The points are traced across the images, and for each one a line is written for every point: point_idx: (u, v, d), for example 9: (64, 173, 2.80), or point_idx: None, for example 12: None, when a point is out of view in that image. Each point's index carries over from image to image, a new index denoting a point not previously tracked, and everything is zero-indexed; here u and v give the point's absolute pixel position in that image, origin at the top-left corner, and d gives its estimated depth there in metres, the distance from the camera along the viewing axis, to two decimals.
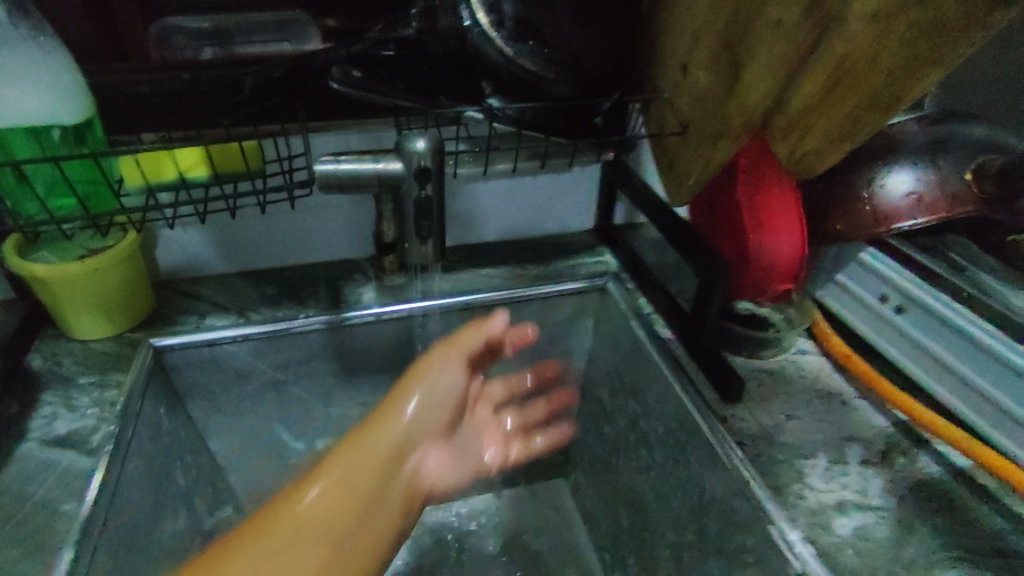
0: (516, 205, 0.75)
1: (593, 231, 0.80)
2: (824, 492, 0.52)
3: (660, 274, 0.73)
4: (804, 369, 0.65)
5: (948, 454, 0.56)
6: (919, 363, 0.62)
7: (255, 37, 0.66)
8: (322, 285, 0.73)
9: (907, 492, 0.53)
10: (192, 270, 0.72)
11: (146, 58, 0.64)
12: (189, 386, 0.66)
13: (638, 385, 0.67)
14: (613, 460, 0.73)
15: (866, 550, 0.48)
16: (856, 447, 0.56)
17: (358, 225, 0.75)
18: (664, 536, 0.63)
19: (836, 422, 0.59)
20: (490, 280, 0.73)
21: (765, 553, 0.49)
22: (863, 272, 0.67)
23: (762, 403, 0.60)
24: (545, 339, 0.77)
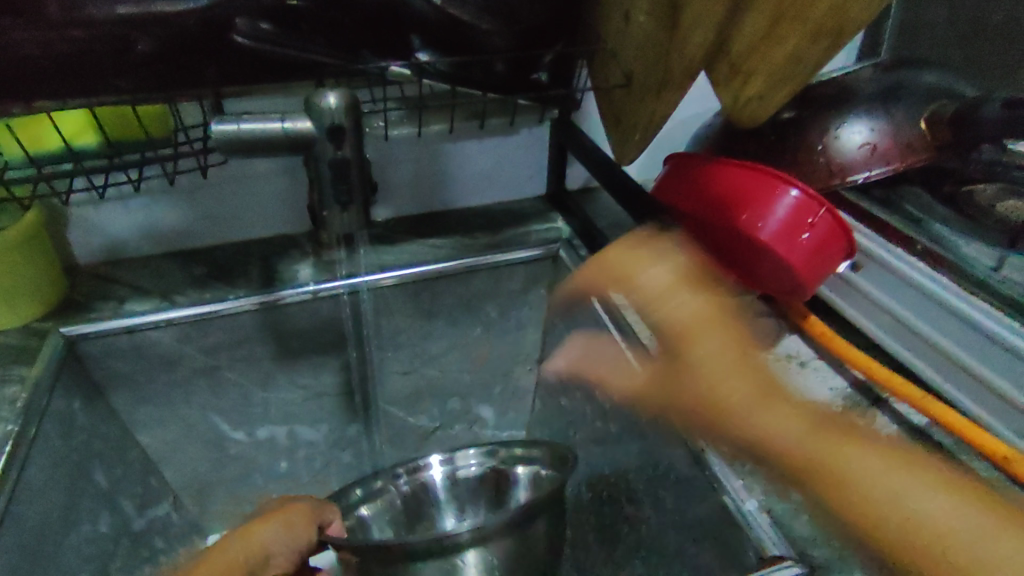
0: (466, 170, 0.72)
1: (546, 197, 0.77)
2: None
3: (612, 238, 0.69)
4: (762, 331, 0.60)
5: (904, 413, 0.52)
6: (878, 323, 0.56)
7: None
8: (254, 262, 0.68)
9: None
10: (112, 250, 0.67)
11: (42, 13, 0.45)
12: (109, 375, 0.62)
13: (593, 354, 0.65)
14: (570, 433, 0.72)
15: (820, 517, 0.45)
16: (815, 408, 0.53)
17: (292, 197, 0.70)
18: (622, 510, 0.61)
19: (794, 386, 0.55)
20: (436, 249, 0.69)
21: (722, 525, 0.48)
22: None
23: None
24: (499, 314, 0.72)
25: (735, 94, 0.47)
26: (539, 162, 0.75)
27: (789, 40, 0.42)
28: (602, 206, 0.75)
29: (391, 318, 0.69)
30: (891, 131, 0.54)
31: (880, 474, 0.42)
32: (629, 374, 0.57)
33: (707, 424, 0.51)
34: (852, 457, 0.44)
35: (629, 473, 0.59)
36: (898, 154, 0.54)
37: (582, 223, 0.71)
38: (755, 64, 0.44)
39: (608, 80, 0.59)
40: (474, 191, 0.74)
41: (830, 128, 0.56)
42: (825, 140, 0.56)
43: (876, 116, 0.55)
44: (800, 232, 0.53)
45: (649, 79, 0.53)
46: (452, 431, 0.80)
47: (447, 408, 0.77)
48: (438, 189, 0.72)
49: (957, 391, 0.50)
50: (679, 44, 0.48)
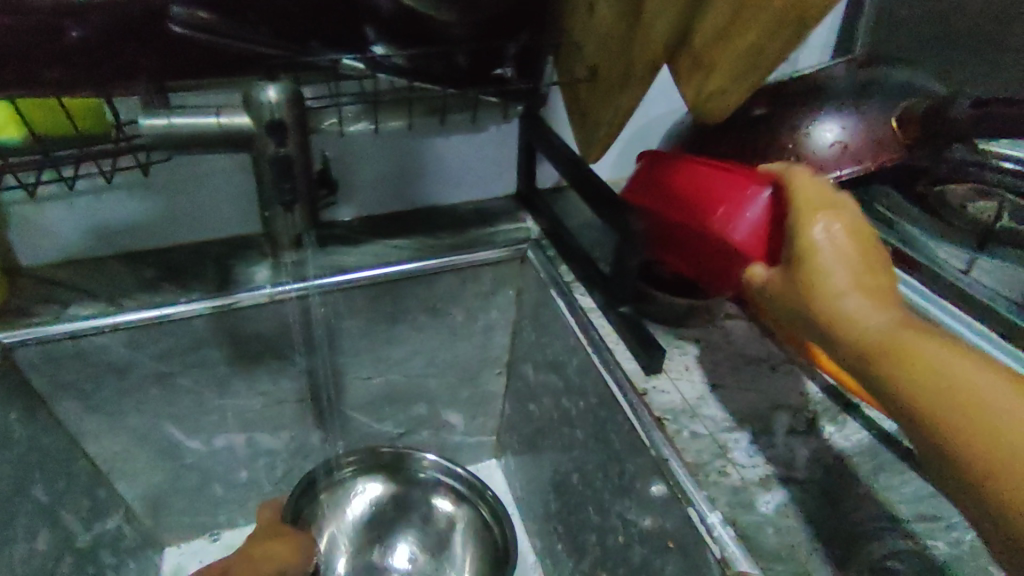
0: (431, 167, 0.69)
1: (515, 196, 0.75)
2: (749, 467, 0.47)
3: (582, 238, 0.67)
4: (733, 334, 0.59)
5: (875, 420, 0.51)
6: None
7: None
8: (209, 264, 0.65)
9: (833, 462, 0.48)
10: (56, 250, 0.63)
11: None
12: (51, 384, 0.58)
13: (560, 358, 0.63)
14: (539, 439, 0.70)
15: (788, 528, 0.43)
16: (784, 415, 0.51)
17: (249, 195, 0.66)
18: (590, 519, 0.59)
19: (763, 391, 0.53)
20: (399, 250, 0.66)
21: (683, 536, 0.45)
22: None
23: (687, 372, 0.54)
24: (465, 317, 0.70)
25: (700, 89, 0.45)
26: (508, 160, 0.73)
27: (750, 29, 0.40)
28: (572, 206, 0.72)
29: (352, 322, 0.66)
30: (863, 128, 0.53)
31: (851, 262, 0.41)
32: (596, 379, 0.56)
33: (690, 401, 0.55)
34: (821, 237, 0.41)
35: (595, 482, 0.58)
36: (870, 153, 0.52)
37: (550, 223, 0.69)
38: (718, 55, 0.43)
39: (573, 75, 0.57)
40: (439, 189, 0.72)
41: (801, 127, 0.54)
42: (796, 138, 0.54)
43: (847, 113, 0.53)
44: (781, 227, 0.48)
45: (614, 74, 0.51)
46: (420, 437, 0.78)
47: (414, 414, 0.75)
48: (403, 188, 0.70)
49: None
50: (641, 37, 0.46)
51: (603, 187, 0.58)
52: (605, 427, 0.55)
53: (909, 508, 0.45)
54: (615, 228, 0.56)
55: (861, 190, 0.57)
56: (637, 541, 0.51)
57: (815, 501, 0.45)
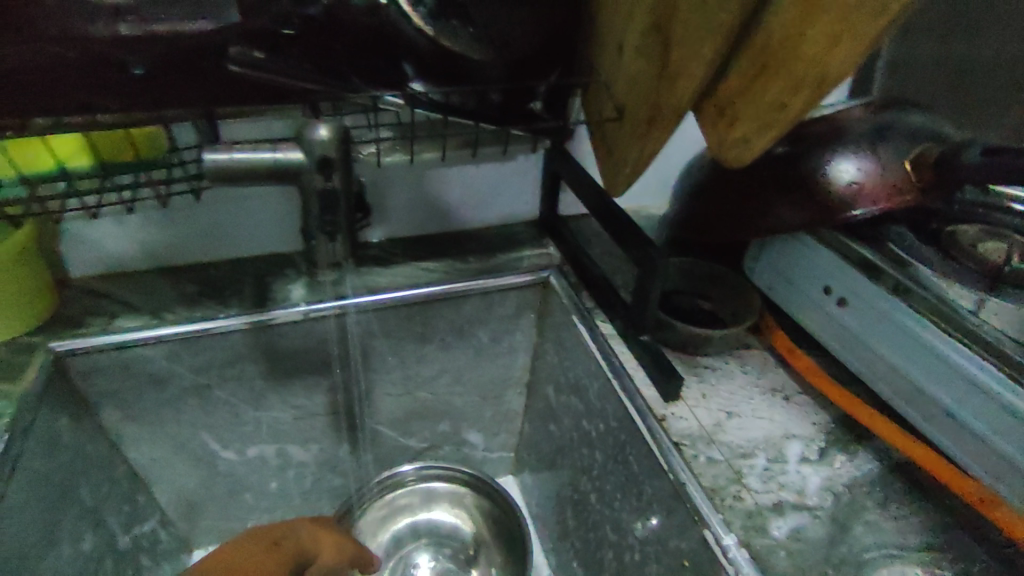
0: (460, 195, 0.73)
1: (539, 222, 0.78)
2: (762, 493, 0.49)
3: (603, 266, 0.70)
4: (747, 364, 0.61)
5: (885, 450, 0.52)
6: (859, 357, 0.56)
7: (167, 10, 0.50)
8: (249, 282, 0.68)
9: (844, 490, 0.50)
10: (103, 265, 0.67)
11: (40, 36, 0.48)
12: (98, 392, 0.61)
13: (581, 382, 0.65)
14: (557, 458, 0.72)
15: (799, 552, 0.45)
16: (797, 444, 0.53)
17: (287, 217, 0.70)
18: (607, 537, 0.62)
19: (776, 419, 0.55)
20: (427, 273, 0.70)
21: (699, 557, 0.47)
22: (806, 264, 0.61)
23: (704, 399, 0.57)
24: (489, 338, 0.73)
25: (721, 137, 0.49)
26: (533, 189, 0.76)
27: (772, 87, 0.43)
28: (594, 234, 0.75)
29: (383, 340, 0.69)
30: (878, 171, 0.55)
31: None
32: (616, 403, 0.58)
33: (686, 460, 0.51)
34: None
35: (613, 502, 0.60)
36: (884, 194, 0.55)
37: (573, 250, 0.72)
38: (741, 106, 0.46)
39: (600, 113, 0.61)
40: (468, 214, 0.75)
41: (817, 171, 0.57)
42: (814, 178, 0.57)
43: (863, 155, 0.56)
44: None
45: (638, 116, 0.54)
46: (442, 452, 0.80)
47: (437, 430, 0.78)
48: (431, 213, 0.73)
49: (935, 428, 0.50)
50: (668, 82, 0.49)
51: (626, 219, 0.61)
52: (624, 451, 0.57)
53: (917, 538, 0.46)
54: (638, 257, 0.59)
55: (873, 227, 0.60)
56: (652, 561, 0.53)
57: (826, 528, 0.47)
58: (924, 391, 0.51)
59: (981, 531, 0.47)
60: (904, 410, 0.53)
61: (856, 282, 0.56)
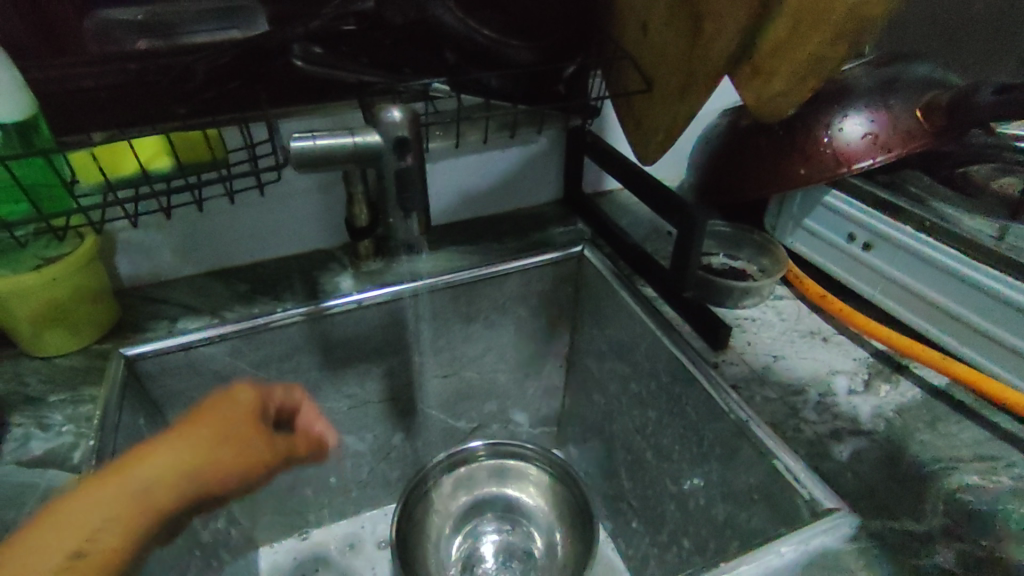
0: (489, 179, 0.76)
1: (564, 202, 0.81)
2: (819, 423, 0.53)
3: (634, 235, 0.74)
4: (783, 312, 0.65)
5: (926, 377, 0.56)
6: (890, 295, 0.60)
7: (198, 26, 0.54)
8: (296, 277, 0.71)
9: (893, 414, 0.53)
10: (155, 273, 0.69)
11: (84, 51, 0.51)
12: (166, 393, 0.63)
13: (626, 346, 0.68)
14: (604, 424, 0.75)
15: (863, 471, 0.49)
16: (843, 377, 0.57)
17: (329, 212, 0.73)
18: (666, 488, 0.65)
19: (819, 358, 0.59)
20: (467, 256, 0.73)
21: (771, 487, 0.50)
22: (830, 214, 0.65)
23: (749, 346, 0.61)
24: (530, 314, 0.76)
25: (757, 93, 0.52)
26: (556, 170, 0.80)
27: (810, 42, 0.47)
28: (618, 209, 0.79)
29: (431, 324, 0.72)
30: (891, 121, 0.59)
31: None
32: (667, 358, 0.61)
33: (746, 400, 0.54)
34: None
35: (672, 455, 0.63)
36: (899, 142, 0.59)
37: (603, 223, 0.75)
38: (777, 64, 0.49)
39: (628, 87, 0.64)
40: (497, 199, 0.78)
41: (830, 127, 0.61)
42: (830, 133, 0.61)
43: (875, 108, 0.60)
44: None
45: (672, 83, 0.57)
46: (489, 431, 0.83)
47: (484, 410, 0.81)
48: (464, 200, 0.77)
49: (983, 356, 0.54)
50: (701, 50, 0.53)
51: (657, 185, 0.64)
52: (679, 402, 0.60)
53: (969, 450, 0.50)
54: (676, 220, 0.62)
55: (891, 174, 0.65)
56: (719, 501, 0.56)
57: (884, 448, 0.50)
58: (958, 317, 0.55)
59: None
60: (939, 338, 0.57)
61: (886, 232, 0.59)
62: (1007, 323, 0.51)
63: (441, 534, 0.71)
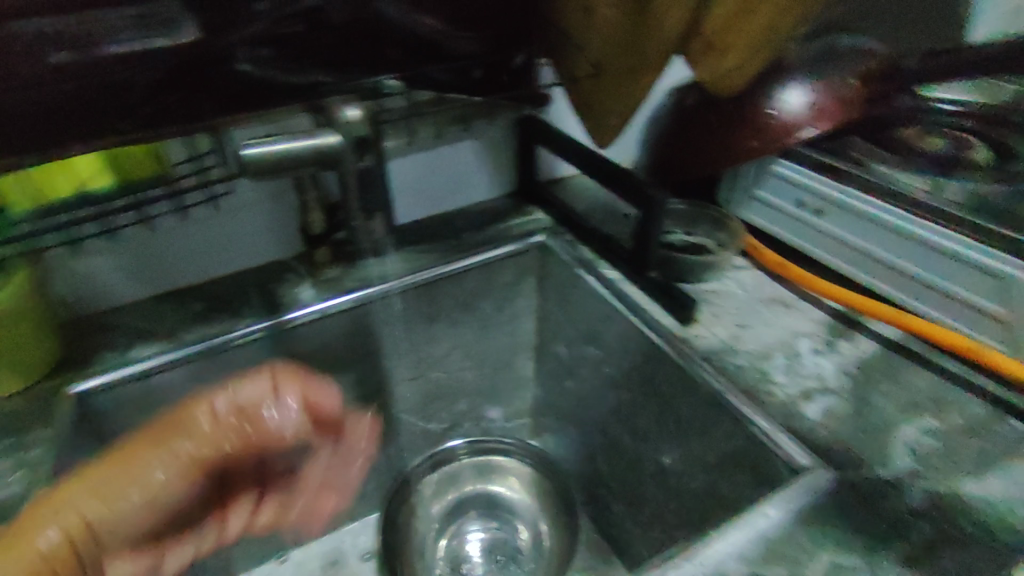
0: (441, 175, 0.76)
1: (519, 192, 0.81)
2: (788, 385, 0.55)
3: (592, 220, 0.74)
4: (744, 283, 0.67)
5: (881, 331, 0.59)
6: (842, 257, 0.63)
7: (122, 34, 0.44)
8: (252, 293, 0.68)
9: (855, 369, 0.56)
10: (97, 301, 0.65)
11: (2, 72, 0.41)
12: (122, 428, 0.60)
13: (594, 330, 0.69)
14: (578, 410, 0.76)
15: (834, 426, 0.51)
16: (806, 340, 0.59)
17: (280, 222, 0.70)
18: (646, 466, 0.66)
19: (782, 323, 0.61)
20: (427, 255, 0.71)
21: (750, 453, 0.51)
22: (780, 184, 0.67)
23: (716, 318, 0.62)
24: (495, 308, 0.75)
25: (710, 69, 0.58)
26: (509, 161, 0.80)
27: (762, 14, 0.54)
28: (574, 195, 0.80)
29: (396, 327, 0.71)
30: (828, 89, 0.62)
31: None
32: (637, 337, 0.62)
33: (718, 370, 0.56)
34: None
35: (649, 433, 0.64)
36: (836, 110, 0.61)
37: (561, 210, 0.75)
38: (728, 39, 0.55)
39: (575, 73, 0.64)
40: (451, 195, 0.78)
41: (773, 94, 0.62)
42: (774, 106, 0.62)
43: (812, 78, 0.62)
44: None
45: (621, 66, 0.60)
46: (463, 430, 0.82)
47: (456, 409, 0.80)
48: (418, 199, 0.76)
49: (925, 304, 0.57)
50: (651, 31, 0.56)
51: (614, 167, 0.65)
52: (653, 380, 0.61)
53: (926, 395, 0.53)
54: (636, 202, 0.63)
55: (830, 141, 0.68)
56: (700, 472, 0.58)
57: (850, 403, 0.53)
58: (906, 272, 0.58)
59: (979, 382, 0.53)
60: (891, 294, 0.60)
61: (812, 185, 0.64)
62: (950, 274, 0.55)
63: (425, 539, 0.70)
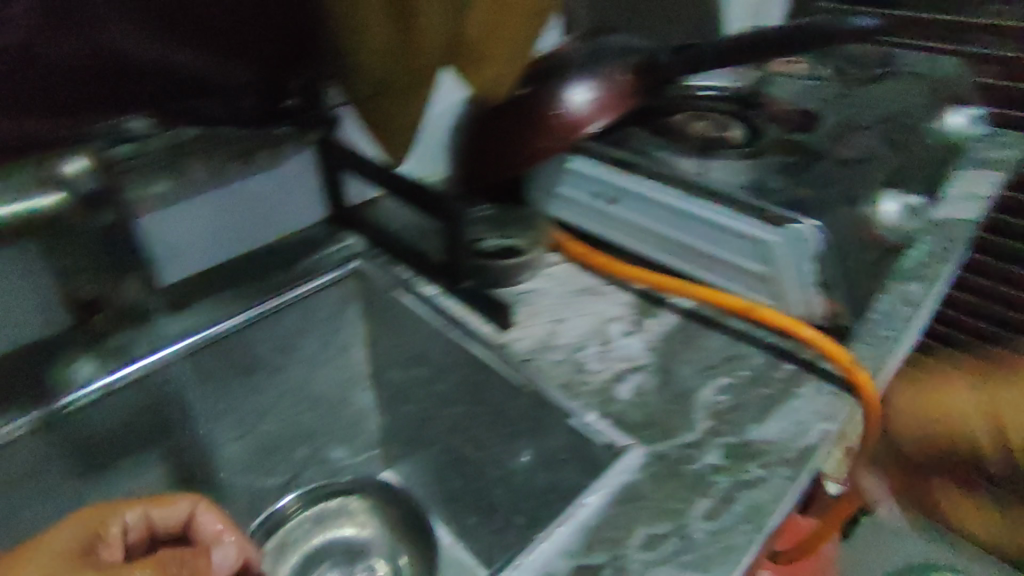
0: (226, 216, 0.70)
1: (327, 219, 0.78)
2: (602, 371, 0.57)
3: (405, 238, 0.73)
4: (558, 277, 0.69)
5: (679, 303, 0.64)
6: (637, 240, 0.67)
7: None
8: (14, 379, 0.58)
9: (658, 343, 0.60)
10: None
11: None
12: None
13: (419, 350, 0.68)
14: (422, 432, 0.74)
15: (643, 401, 0.54)
16: (615, 324, 0.62)
17: (40, 292, 0.61)
18: (491, 475, 0.65)
19: (594, 311, 0.64)
20: (228, 302, 0.66)
21: (575, 444, 0.53)
22: (575, 178, 0.70)
23: (532, 315, 0.63)
24: (317, 344, 0.71)
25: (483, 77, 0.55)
26: (310, 191, 0.76)
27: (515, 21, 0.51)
28: (385, 214, 0.78)
29: (204, 387, 0.64)
30: (603, 85, 0.67)
31: None
32: (458, 350, 0.61)
33: (536, 369, 0.57)
34: None
35: (487, 442, 0.64)
36: (615, 103, 0.66)
37: (372, 232, 0.73)
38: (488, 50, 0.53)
39: (359, 92, 0.62)
40: (246, 235, 0.73)
41: (560, 91, 0.66)
42: (563, 104, 0.65)
43: (590, 77, 0.67)
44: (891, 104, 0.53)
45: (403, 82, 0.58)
46: (307, 477, 0.77)
47: (295, 457, 0.75)
48: (206, 245, 0.70)
49: (709, 274, 0.63)
50: (417, 42, 0.55)
51: (411, 182, 0.64)
52: (480, 389, 0.61)
53: (719, 356, 0.58)
54: (440, 214, 0.62)
55: (615, 134, 0.73)
56: (540, 470, 0.58)
57: (656, 377, 0.56)
58: (689, 247, 0.63)
59: (764, 337, 0.59)
60: (683, 268, 0.65)
61: (619, 173, 0.66)
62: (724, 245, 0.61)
63: None
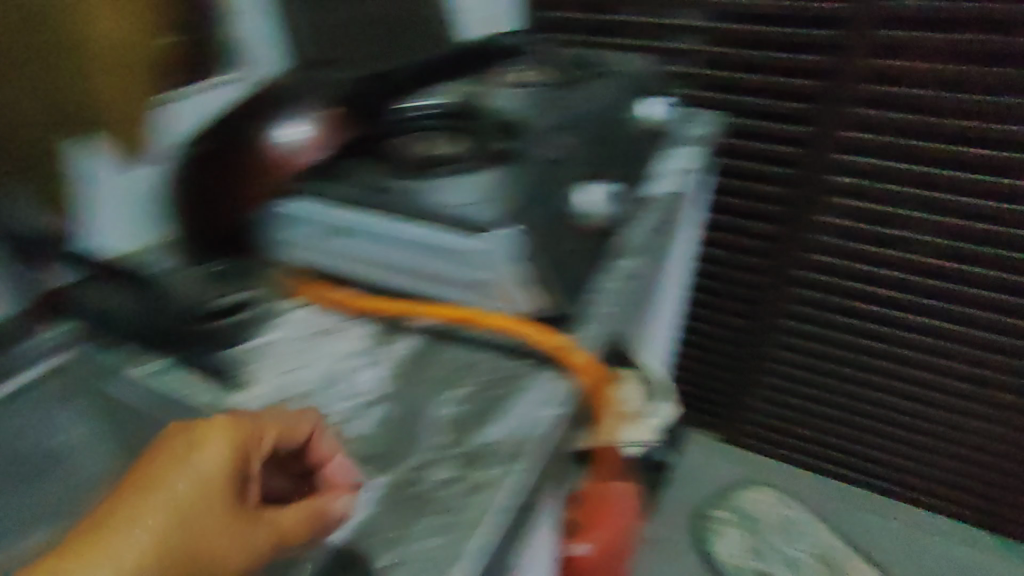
0: None
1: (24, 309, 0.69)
2: (342, 410, 0.57)
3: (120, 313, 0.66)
4: (297, 321, 0.68)
5: (420, 325, 0.65)
6: (372, 269, 0.67)
7: None
8: None
9: (396, 369, 0.61)
10: None
11: None
12: None
13: None
14: None
15: (382, 433, 0.54)
16: (353, 359, 0.62)
17: None
18: None
19: (332, 351, 0.63)
20: None
21: None
22: (298, 221, 0.69)
23: (266, 369, 0.62)
24: None
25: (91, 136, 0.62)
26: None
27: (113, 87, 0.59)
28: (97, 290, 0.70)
29: None
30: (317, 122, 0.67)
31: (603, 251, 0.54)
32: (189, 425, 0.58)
33: None
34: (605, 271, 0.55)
35: None
36: (328, 139, 0.68)
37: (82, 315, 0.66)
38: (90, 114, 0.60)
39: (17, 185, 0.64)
40: None
41: (270, 131, 0.65)
42: (280, 143, 0.65)
43: (300, 115, 0.67)
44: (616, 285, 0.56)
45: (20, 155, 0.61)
46: None
47: None
48: None
49: (442, 292, 0.65)
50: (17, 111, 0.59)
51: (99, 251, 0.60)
52: None
53: (454, 369, 0.61)
54: None
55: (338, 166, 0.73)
56: None
57: (393, 406, 0.57)
58: (416, 270, 0.65)
59: (495, 342, 0.63)
60: (418, 290, 0.66)
61: (336, 209, 0.66)
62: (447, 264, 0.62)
63: None
